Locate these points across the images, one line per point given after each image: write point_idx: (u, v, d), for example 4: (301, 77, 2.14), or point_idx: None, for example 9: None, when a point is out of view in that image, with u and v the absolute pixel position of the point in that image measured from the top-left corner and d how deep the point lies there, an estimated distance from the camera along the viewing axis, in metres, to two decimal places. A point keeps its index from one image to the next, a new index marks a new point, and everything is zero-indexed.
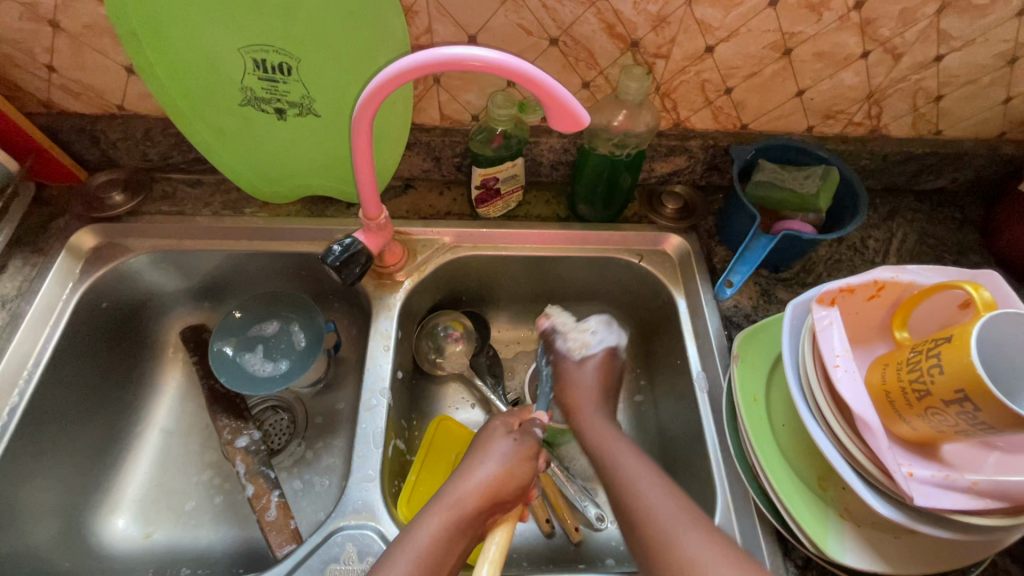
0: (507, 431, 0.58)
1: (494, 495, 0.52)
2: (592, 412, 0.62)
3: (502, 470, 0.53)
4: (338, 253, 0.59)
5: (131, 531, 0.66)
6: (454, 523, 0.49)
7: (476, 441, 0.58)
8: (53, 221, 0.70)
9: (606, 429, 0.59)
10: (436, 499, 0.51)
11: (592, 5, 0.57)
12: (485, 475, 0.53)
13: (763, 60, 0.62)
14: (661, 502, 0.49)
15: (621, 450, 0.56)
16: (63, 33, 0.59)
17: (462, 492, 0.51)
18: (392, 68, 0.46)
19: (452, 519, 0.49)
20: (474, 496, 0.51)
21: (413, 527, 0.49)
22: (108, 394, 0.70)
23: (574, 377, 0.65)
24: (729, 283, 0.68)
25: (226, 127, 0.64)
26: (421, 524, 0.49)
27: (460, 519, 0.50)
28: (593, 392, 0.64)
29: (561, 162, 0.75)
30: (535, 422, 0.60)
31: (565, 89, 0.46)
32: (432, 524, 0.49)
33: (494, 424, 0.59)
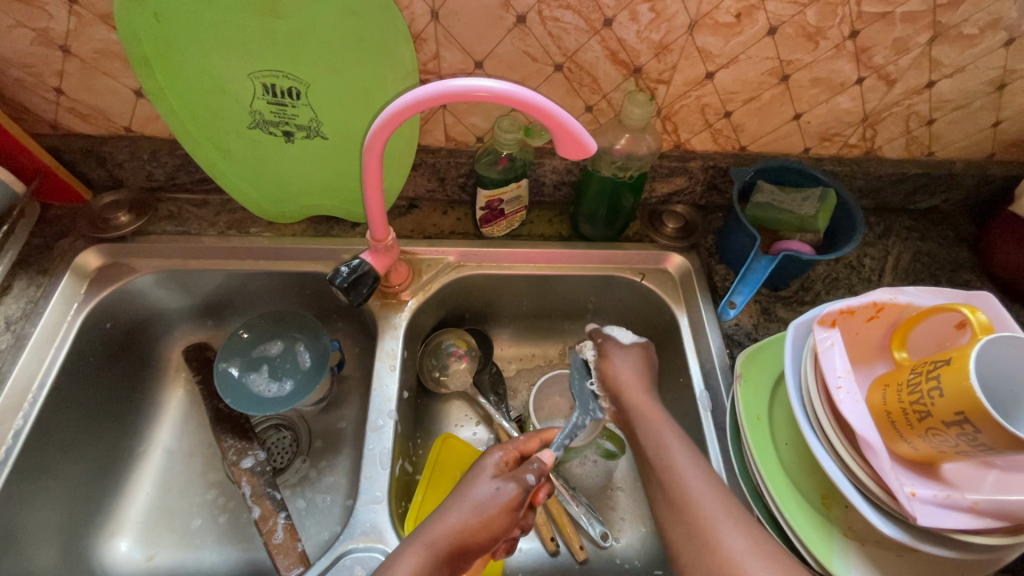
0: (493, 474, 0.57)
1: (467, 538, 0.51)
2: (636, 400, 0.62)
3: (480, 514, 0.52)
4: (346, 274, 0.60)
5: (134, 554, 0.66)
6: (428, 563, 0.48)
7: (461, 483, 0.57)
8: (58, 241, 0.71)
9: (660, 416, 0.60)
10: (414, 535, 0.51)
11: (597, 33, 0.58)
12: (460, 517, 0.52)
13: (762, 85, 0.64)
14: (706, 499, 0.51)
15: (671, 442, 0.57)
16: (73, 58, 0.60)
17: (440, 532, 0.51)
18: (403, 98, 0.47)
19: (429, 557, 0.49)
20: (448, 538, 0.50)
21: (388, 561, 0.48)
22: (111, 415, 0.70)
23: (619, 368, 0.65)
24: (732, 304, 0.68)
25: (234, 148, 0.65)
26: (397, 558, 0.48)
27: (436, 559, 0.49)
28: (638, 383, 0.64)
29: (564, 182, 0.76)
30: (528, 468, 0.58)
31: (572, 117, 0.47)
32: (409, 559, 0.48)
33: (481, 465, 0.58)
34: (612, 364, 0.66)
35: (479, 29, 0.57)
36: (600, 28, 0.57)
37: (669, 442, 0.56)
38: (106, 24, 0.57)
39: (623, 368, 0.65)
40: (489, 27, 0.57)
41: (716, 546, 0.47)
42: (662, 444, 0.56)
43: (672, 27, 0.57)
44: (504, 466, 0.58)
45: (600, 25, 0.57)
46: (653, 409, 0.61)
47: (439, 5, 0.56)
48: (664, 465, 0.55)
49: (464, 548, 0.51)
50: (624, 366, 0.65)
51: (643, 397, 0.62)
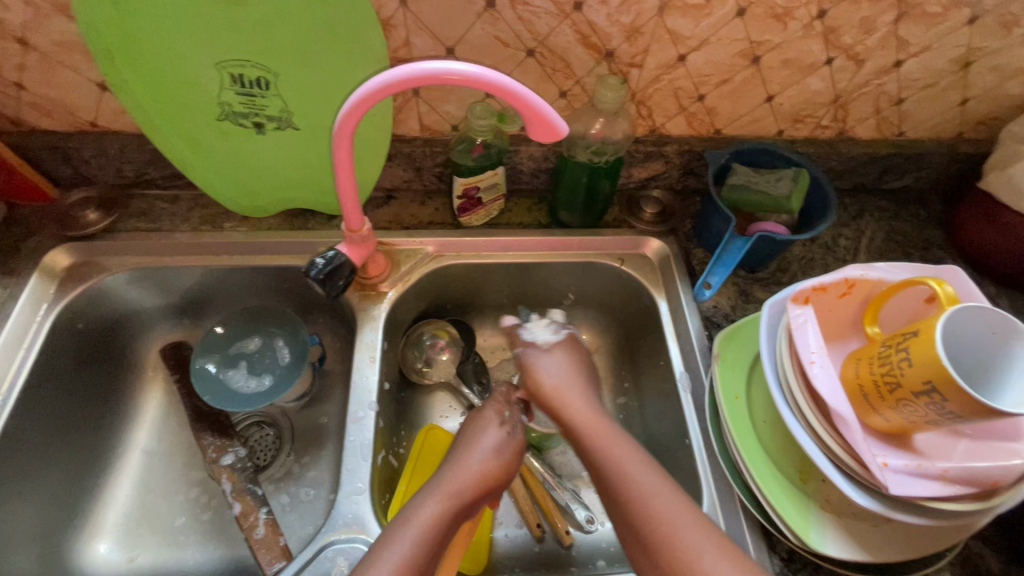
0: (499, 421, 0.60)
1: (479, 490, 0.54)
2: (575, 406, 0.59)
3: (491, 464, 0.56)
4: (322, 266, 0.59)
5: (114, 556, 0.65)
6: (451, 508, 0.50)
7: (467, 430, 0.60)
8: (25, 240, 0.69)
9: (597, 423, 0.57)
10: (434, 483, 0.53)
11: (567, 17, 0.58)
12: (474, 469, 0.55)
13: (733, 67, 0.64)
14: (677, 519, 0.47)
15: (618, 447, 0.54)
16: (32, 50, 0.58)
17: (458, 481, 0.53)
18: (372, 82, 0.47)
19: (449, 503, 0.51)
20: (467, 488, 0.53)
21: (412, 506, 0.50)
22: (86, 417, 0.69)
23: (547, 375, 0.62)
24: (707, 285, 0.70)
25: (203, 141, 0.64)
26: (421, 504, 0.50)
27: (456, 506, 0.51)
28: (573, 386, 0.61)
29: (541, 169, 0.76)
30: (519, 410, 0.64)
31: (543, 100, 0.47)
32: (432, 505, 0.50)
33: (484, 414, 0.61)
34: (544, 366, 0.62)
35: (449, 14, 0.57)
36: (570, 11, 0.57)
37: (619, 454, 0.53)
38: (65, 15, 0.55)
39: (555, 372, 0.62)
40: (459, 12, 0.57)
41: (701, 571, 0.44)
42: (613, 455, 0.53)
43: (642, 10, 0.57)
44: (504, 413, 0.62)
45: (570, 8, 0.57)
46: (588, 413, 0.58)
47: None
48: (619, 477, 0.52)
49: (476, 498, 0.54)
50: (556, 375, 0.62)
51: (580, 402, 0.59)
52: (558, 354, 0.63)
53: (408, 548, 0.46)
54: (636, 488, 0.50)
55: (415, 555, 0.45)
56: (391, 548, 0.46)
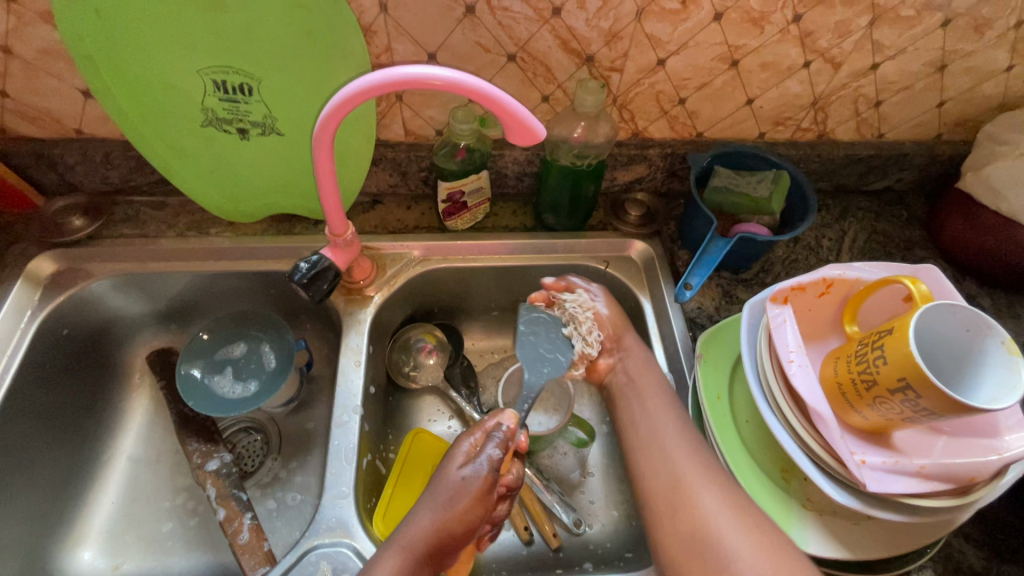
0: (460, 462, 0.56)
1: (443, 543, 0.52)
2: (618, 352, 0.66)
3: (457, 513, 0.52)
4: (306, 270, 0.60)
5: (99, 564, 0.65)
6: (405, 571, 0.48)
7: (437, 478, 0.56)
8: (9, 248, 0.69)
9: (643, 376, 0.62)
10: (395, 538, 0.51)
11: (547, 22, 0.58)
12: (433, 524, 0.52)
13: (713, 71, 0.65)
14: (679, 443, 0.54)
15: (655, 394, 0.60)
16: (15, 58, 0.59)
17: (416, 537, 0.51)
18: (351, 87, 0.47)
19: (407, 563, 0.49)
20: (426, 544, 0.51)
21: (363, 574, 0.48)
22: (71, 424, 0.68)
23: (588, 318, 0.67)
24: (688, 285, 0.68)
25: (187, 147, 0.64)
26: (374, 566, 0.48)
27: (413, 567, 0.49)
28: (616, 335, 0.66)
29: (526, 173, 0.76)
30: (490, 441, 0.57)
31: (520, 104, 0.47)
32: (388, 564, 0.48)
33: (450, 454, 0.58)
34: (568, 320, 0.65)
35: (429, 20, 0.57)
36: (549, 16, 0.58)
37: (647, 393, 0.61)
38: (47, 23, 0.56)
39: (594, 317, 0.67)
40: (439, 18, 0.57)
41: (689, 491, 0.50)
42: (643, 396, 0.60)
43: (620, 15, 0.58)
44: (471, 450, 0.57)
45: (549, 14, 0.58)
46: (638, 356, 0.65)
47: None
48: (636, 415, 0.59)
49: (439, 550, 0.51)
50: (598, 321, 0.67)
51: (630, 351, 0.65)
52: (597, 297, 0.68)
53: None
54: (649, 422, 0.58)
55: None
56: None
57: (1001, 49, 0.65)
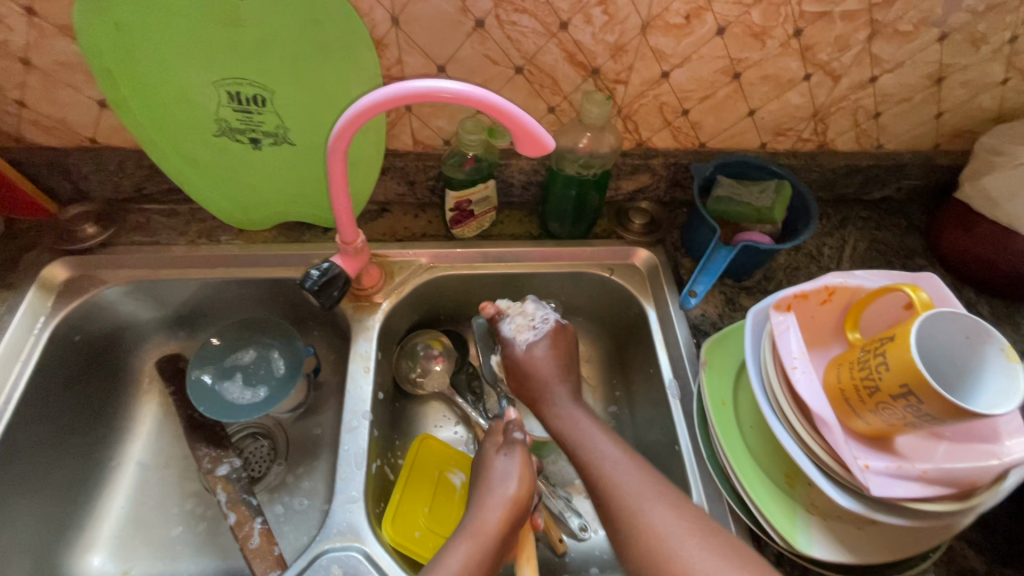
0: (498, 448, 0.61)
1: (510, 528, 0.54)
2: (555, 398, 0.63)
3: (512, 493, 0.56)
4: (317, 278, 0.61)
5: (109, 568, 0.65)
6: (481, 558, 0.51)
7: (484, 469, 0.60)
8: (23, 255, 0.70)
9: (574, 412, 0.62)
10: (463, 529, 0.53)
11: (554, 36, 0.60)
12: (502, 512, 0.54)
13: (715, 83, 0.66)
14: (626, 475, 0.53)
15: (588, 431, 0.59)
16: (34, 70, 0.60)
17: (485, 525, 0.53)
18: (365, 100, 0.49)
19: (481, 551, 0.51)
20: (494, 532, 0.53)
21: (439, 558, 0.50)
22: (82, 429, 0.69)
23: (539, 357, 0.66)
24: (694, 293, 0.69)
25: (200, 156, 0.65)
26: (448, 553, 0.51)
27: (487, 554, 0.51)
28: (553, 370, 0.65)
29: (531, 182, 0.77)
30: (513, 426, 0.63)
31: (530, 116, 0.49)
32: (460, 552, 0.51)
33: (485, 449, 0.62)
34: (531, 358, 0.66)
35: (439, 33, 0.59)
36: (557, 31, 0.59)
37: (591, 439, 0.58)
38: (67, 36, 0.57)
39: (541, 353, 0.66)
40: (449, 32, 0.59)
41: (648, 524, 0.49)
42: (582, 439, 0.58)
43: (625, 29, 0.60)
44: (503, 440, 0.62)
45: (556, 28, 0.59)
46: (568, 392, 0.64)
47: (400, 11, 0.57)
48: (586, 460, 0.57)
49: (510, 535, 0.54)
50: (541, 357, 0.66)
51: (557, 392, 0.64)
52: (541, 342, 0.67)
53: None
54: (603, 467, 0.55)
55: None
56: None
57: (997, 63, 0.67)
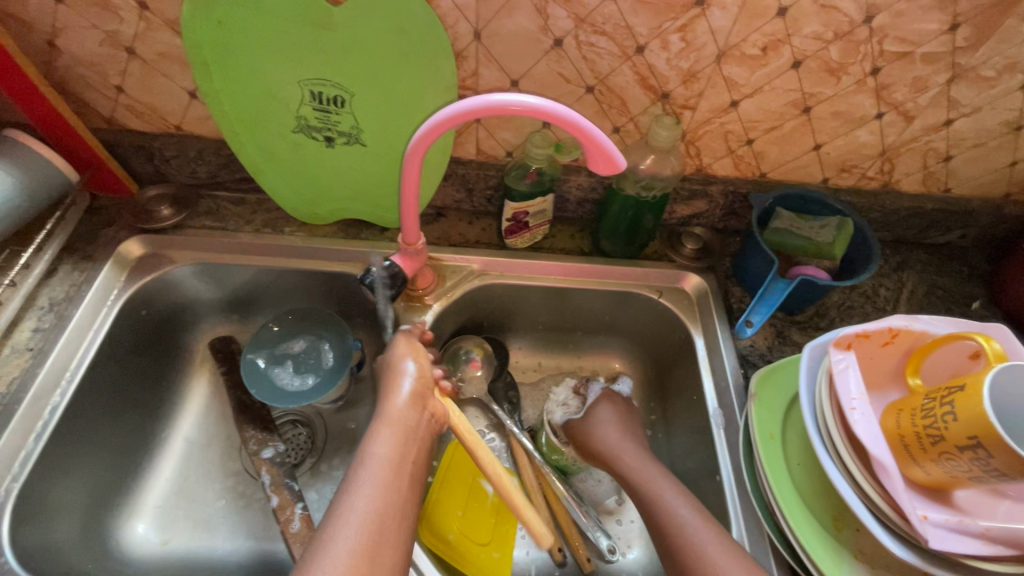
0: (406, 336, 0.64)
1: (420, 401, 0.57)
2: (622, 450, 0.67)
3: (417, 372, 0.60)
4: (377, 275, 0.64)
5: (150, 538, 0.68)
6: (405, 432, 0.53)
7: (384, 363, 0.62)
8: (102, 230, 0.73)
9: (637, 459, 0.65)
10: (380, 418, 0.54)
11: (629, 59, 0.61)
12: (410, 390, 0.57)
13: (784, 115, 0.66)
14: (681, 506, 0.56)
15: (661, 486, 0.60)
16: (137, 59, 0.63)
17: (399, 407, 0.55)
18: (445, 111, 0.51)
19: (402, 430, 0.53)
20: (408, 412, 0.55)
21: (366, 447, 0.51)
22: (139, 401, 0.72)
23: (599, 425, 0.71)
24: (749, 322, 0.69)
25: (277, 150, 0.69)
26: (371, 440, 0.51)
27: (409, 424, 0.54)
28: (615, 437, 0.69)
29: (587, 200, 0.78)
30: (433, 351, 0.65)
31: (604, 135, 0.50)
32: (385, 436, 0.52)
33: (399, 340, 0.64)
34: (595, 413, 0.72)
35: (518, 49, 0.60)
36: (632, 54, 0.60)
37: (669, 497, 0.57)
38: (171, 30, 0.60)
39: (606, 423, 0.71)
40: (527, 49, 0.60)
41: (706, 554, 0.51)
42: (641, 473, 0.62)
43: (701, 57, 0.60)
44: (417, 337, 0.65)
45: (632, 51, 0.60)
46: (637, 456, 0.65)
47: (483, 26, 0.58)
48: (664, 518, 0.56)
49: (422, 406, 0.57)
50: (607, 428, 0.70)
51: (640, 458, 0.65)
52: (605, 407, 0.73)
53: (375, 480, 0.47)
54: (678, 524, 0.54)
55: (383, 483, 0.48)
56: (362, 483, 0.47)
57: None
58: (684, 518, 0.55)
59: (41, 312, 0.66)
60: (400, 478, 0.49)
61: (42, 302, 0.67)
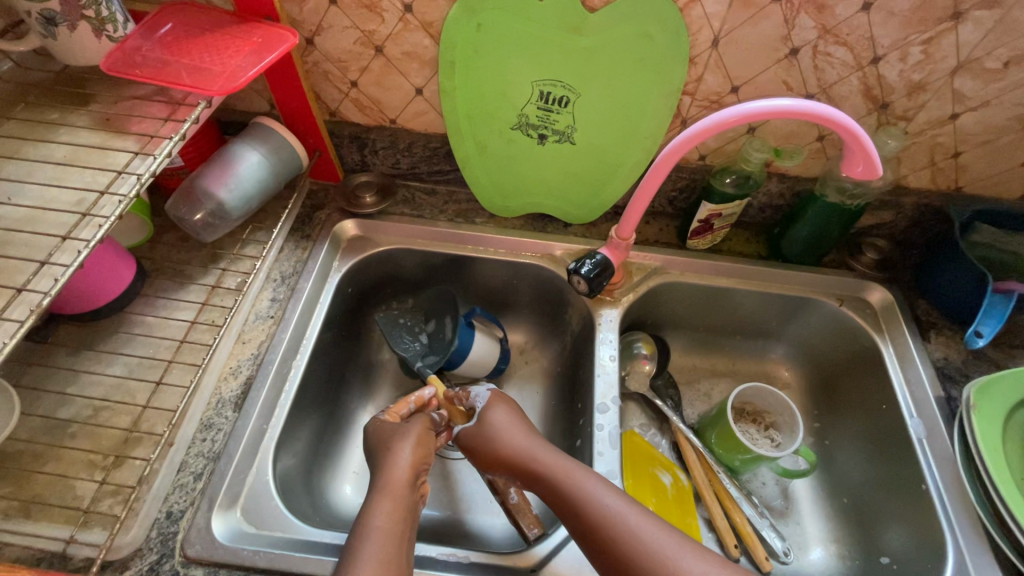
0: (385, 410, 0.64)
1: (418, 473, 0.55)
2: (539, 451, 0.57)
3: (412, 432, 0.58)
4: (591, 267, 0.68)
5: (356, 499, 0.72)
6: (402, 500, 0.51)
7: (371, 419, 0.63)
8: (316, 212, 0.80)
9: (550, 456, 0.56)
10: (379, 487, 0.52)
11: (860, 69, 0.62)
12: (411, 453, 0.56)
13: (1003, 130, 0.66)
14: (637, 517, 0.49)
15: (582, 481, 0.52)
16: (381, 56, 0.68)
17: (398, 473, 0.53)
18: (690, 129, 0.56)
19: (397, 497, 0.51)
20: (406, 475, 0.54)
21: (364, 516, 0.49)
22: (342, 372, 0.78)
23: (495, 429, 0.60)
24: (979, 333, 0.68)
25: (492, 144, 0.74)
26: (369, 514, 0.49)
27: (408, 495, 0.52)
28: (522, 436, 0.59)
29: (771, 205, 0.80)
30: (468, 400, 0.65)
31: (862, 131, 0.52)
32: (384, 508, 0.50)
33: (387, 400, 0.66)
34: (488, 423, 0.61)
35: (753, 56, 0.62)
36: (866, 64, 0.62)
37: (587, 483, 0.52)
38: (423, 31, 0.64)
39: (500, 427, 0.61)
40: (761, 56, 0.62)
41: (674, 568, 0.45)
42: (568, 474, 0.53)
43: (936, 69, 0.61)
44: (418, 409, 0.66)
45: (866, 62, 0.61)
46: (557, 458, 0.56)
47: (724, 34, 0.61)
48: (592, 509, 0.50)
49: (418, 480, 0.55)
50: (503, 429, 0.60)
51: (567, 463, 0.55)
52: (497, 410, 0.62)
53: (376, 555, 0.45)
54: (600, 508, 0.50)
55: (383, 558, 0.45)
56: (365, 557, 0.45)
57: None
58: (610, 505, 0.50)
59: (274, 283, 0.72)
60: (402, 545, 0.47)
61: (274, 275, 0.73)
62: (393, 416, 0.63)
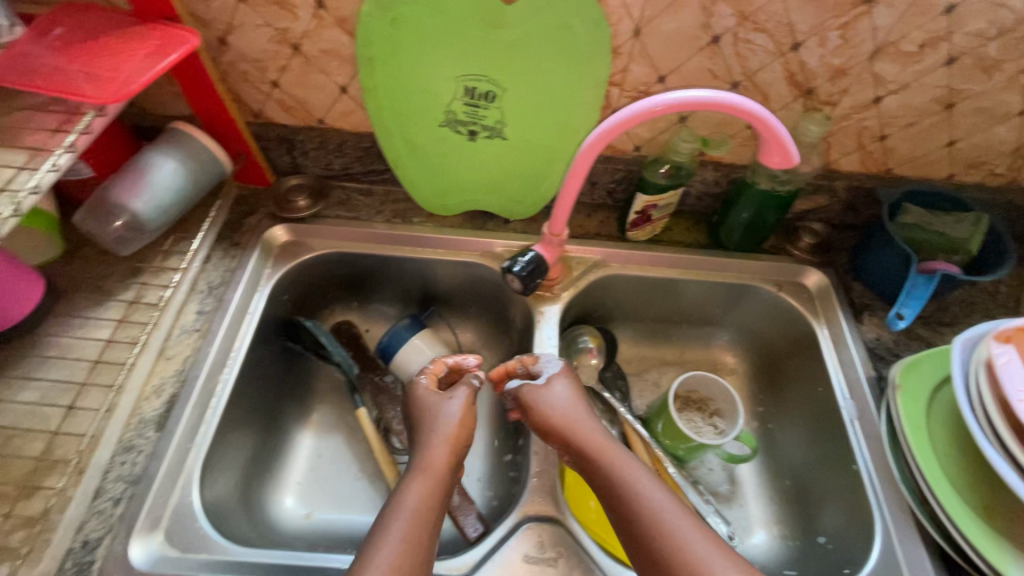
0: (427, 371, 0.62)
1: (459, 445, 0.55)
2: (590, 434, 0.55)
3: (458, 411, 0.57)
4: (524, 263, 0.67)
5: (296, 510, 0.71)
6: (437, 478, 0.51)
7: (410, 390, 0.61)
8: (246, 219, 0.77)
9: (602, 441, 0.54)
10: (417, 468, 0.52)
11: (782, 56, 0.62)
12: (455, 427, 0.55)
13: (925, 112, 0.67)
14: (675, 514, 0.47)
15: (632, 472, 0.51)
16: (299, 55, 0.66)
17: (434, 449, 0.53)
18: (607, 122, 0.55)
19: (430, 475, 0.51)
20: (440, 450, 0.53)
21: (397, 494, 0.50)
22: (281, 382, 0.76)
23: (553, 403, 0.58)
24: (901, 315, 0.68)
25: (421, 142, 0.72)
26: (403, 494, 0.49)
27: (442, 471, 0.52)
28: (580, 414, 0.57)
29: (709, 193, 0.80)
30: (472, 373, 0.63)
31: (778, 122, 0.52)
32: (416, 484, 0.50)
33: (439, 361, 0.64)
34: (547, 390, 0.59)
35: (674, 45, 0.61)
36: (787, 51, 0.61)
37: (634, 474, 0.51)
38: (339, 28, 0.62)
39: (561, 400, 0.58)
40: (684, 45, 0.61)
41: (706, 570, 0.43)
42: (616, 461, 0.52)
43: (855, 54, 0.61)
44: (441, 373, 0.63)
45: (788, 48, 0.61)
46: (605, 445, 0.54)
47: (645, 23, 0.60)
48: (634, 499, 0.49)
49: (458, 453, 0.54)
50: (563, 403, 0.58)
51: (617, 452, 0.53)
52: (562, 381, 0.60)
53: (404, 533, 0.46)
54: (649, 504, 0.48)
55: (412, 535, 0.46)
56: (389, 534, 0.46)
57: None
58: (655, 500, 0.48)
59: (201, 295, 0.70)
60: (432, 523, 0.48)
61: (201, 286, 0.71)
62: (433, 379, 0.61)
